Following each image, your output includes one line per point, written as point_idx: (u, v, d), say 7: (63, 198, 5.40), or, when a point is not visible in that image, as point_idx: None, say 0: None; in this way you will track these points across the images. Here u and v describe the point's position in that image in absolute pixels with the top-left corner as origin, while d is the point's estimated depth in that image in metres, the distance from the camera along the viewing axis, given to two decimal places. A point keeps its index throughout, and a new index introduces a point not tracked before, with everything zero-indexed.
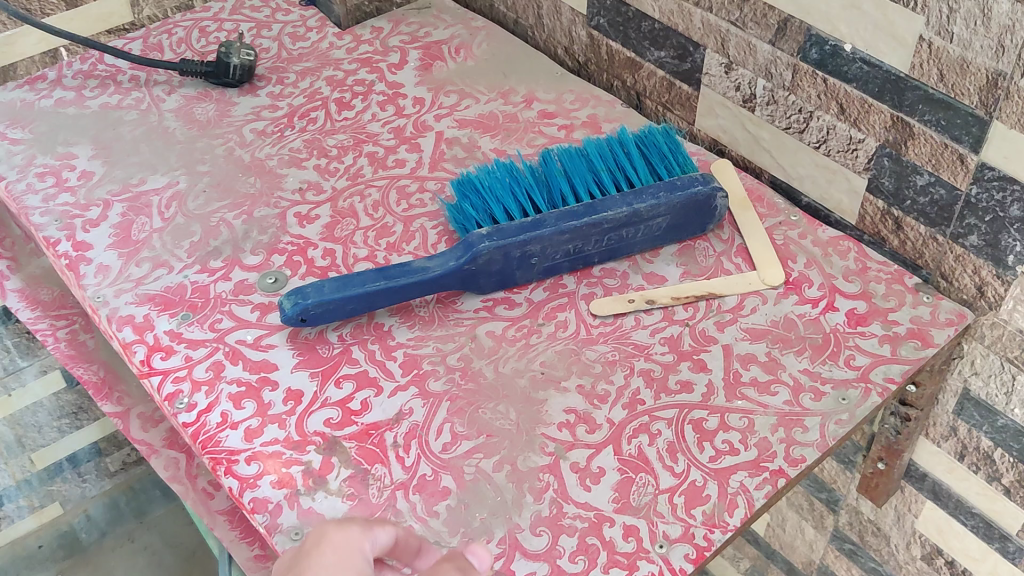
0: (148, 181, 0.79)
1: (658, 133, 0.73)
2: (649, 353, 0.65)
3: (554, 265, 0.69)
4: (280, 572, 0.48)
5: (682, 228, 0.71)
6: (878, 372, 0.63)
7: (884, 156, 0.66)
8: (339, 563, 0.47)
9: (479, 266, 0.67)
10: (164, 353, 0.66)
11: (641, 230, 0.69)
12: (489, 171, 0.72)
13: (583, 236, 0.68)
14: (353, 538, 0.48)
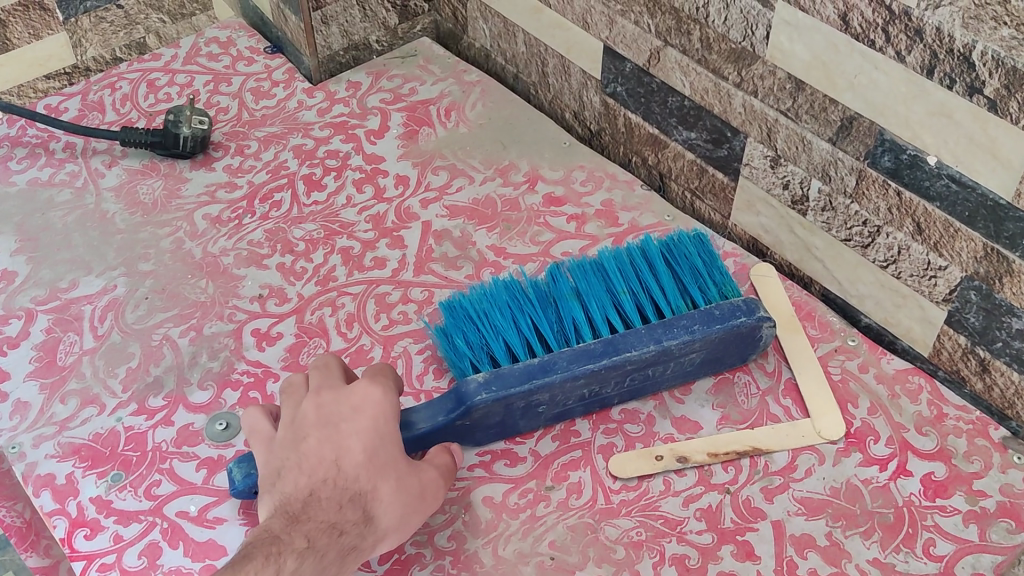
0: (80, 285, 0.67)
1: (690, 242, 0.63)
2: (682, 532, 0.53)
3: (565, 410, 0.57)
4: (323, 412, 0.53)
5: (721, 360, 0.58)
6: (965, 565, 0.51)
7: (971, 290, 0.54)
8: (388, 430, 0.52)
9: (474, 420, 0.55)
10: (88, 530, 0.54)
11: (672, 366, 0.57)
12: (487, 294, 0.61)
13: (601, 379, 0.55)
14: (393, 402, 0.53)
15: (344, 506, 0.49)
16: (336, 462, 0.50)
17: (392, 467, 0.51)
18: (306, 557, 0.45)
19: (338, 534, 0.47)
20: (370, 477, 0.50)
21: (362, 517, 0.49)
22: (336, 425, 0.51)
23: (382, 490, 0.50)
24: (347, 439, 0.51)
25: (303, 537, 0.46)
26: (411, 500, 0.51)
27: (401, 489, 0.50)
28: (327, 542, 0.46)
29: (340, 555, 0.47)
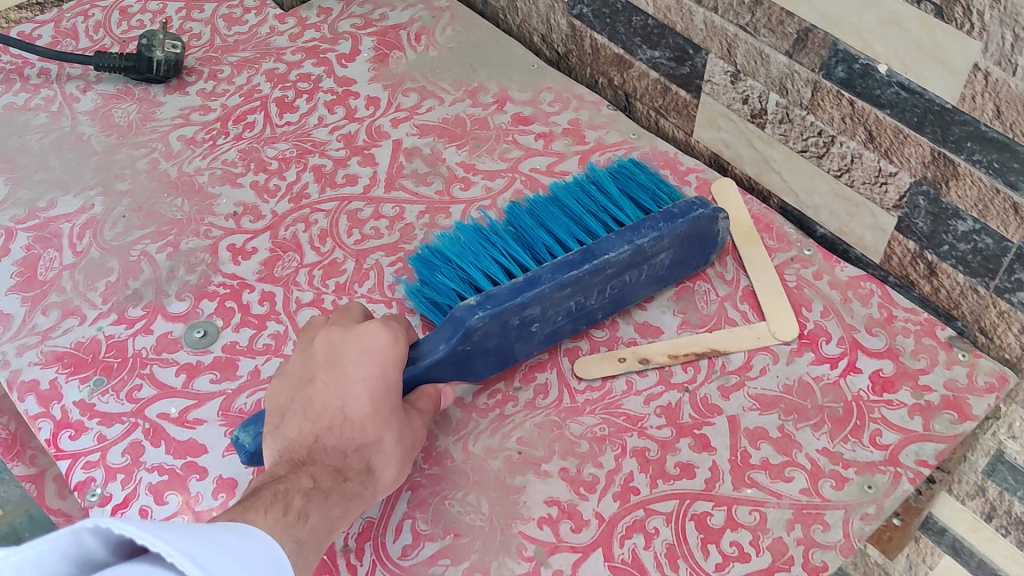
0: (58, 204, 0.68)
1: (630, 164, 0.66)
2: (643, 427, 0.56)
3: (557, 330, 0.58)
4: (328, 354, 0.52)
5: (687, 262, 0.61)
6: (909, 453, 0.54)
7: (919, 194, 0.56)
8: (394, 378, 0.52)
9: (473, 347, 0.54)
10: (73, 430, 0.56)
11: (648, 272, 0.59)
12: (455, 239, 0.62)
13: (585, 288, 0.56)
14: (402, 350, 0.53)
15: (347, 455, 0.49)
16: (343, 409, 0.50)
17: (398, 417, 0.51)
18: (311, 499, 0.47)
19: (343, 479, 0.49)
20: (377, 427, 0.50)
21: (364, 467, 0.50)
22: (343, 369, 0.51)
23: (387, 442, 0.50)
24: (353, 385, 0.51)
25: (308, 480, 0.48)
26: (412, 447, 0.52)
27: (404, 440, 0.51)
28: (329, 487, 0.48)
29: (343, 500, 0.48)
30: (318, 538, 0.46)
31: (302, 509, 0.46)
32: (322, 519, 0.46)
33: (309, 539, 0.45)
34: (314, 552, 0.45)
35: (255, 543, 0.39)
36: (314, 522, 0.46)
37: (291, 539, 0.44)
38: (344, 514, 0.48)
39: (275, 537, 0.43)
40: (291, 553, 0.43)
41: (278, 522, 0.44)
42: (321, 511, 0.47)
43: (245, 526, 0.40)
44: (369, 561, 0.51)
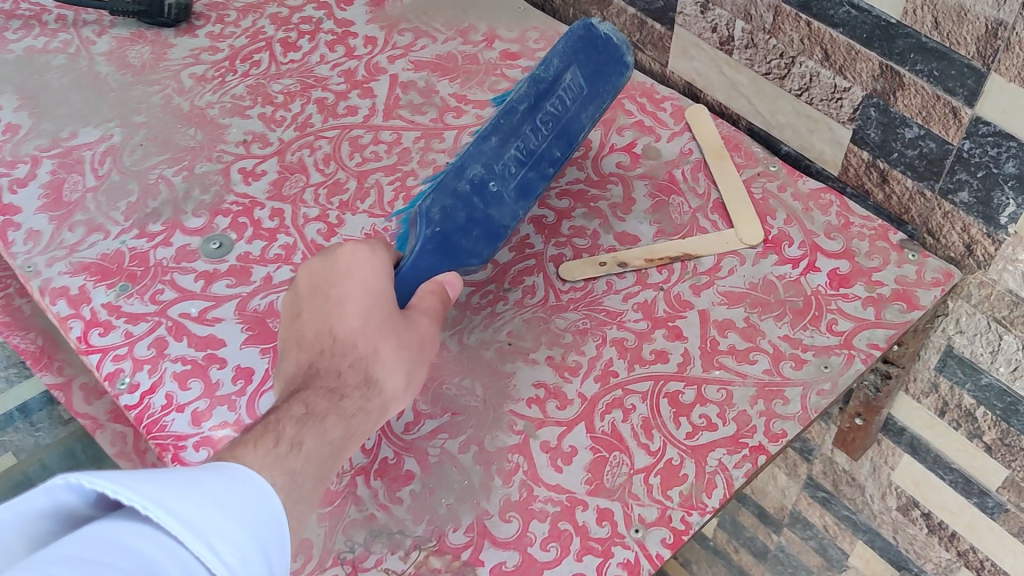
0: (80, 135, 0.73)
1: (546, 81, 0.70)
2: (622, 321, 0.62)
3: (521, 180, 0.63)
4: (311, 282, 0.55)
5: (602, 74, 0.64)
6: (862, 337, 0.60)
7: (871, 107, 0.61)
8: (378, 289, 0.54)
9: (447, 224, 0.60)
10: (102, 328, 0.61)
11: (568, 94, 0.64)
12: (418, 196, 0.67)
13: (512, 133, 0.63)
14: (383, 271, 0.56)
15: (343, 371, 0.51)
16: (332, 331, 0.53)
17: (389, 325, 0.53)
18: (304, 425, 0.47)
19: (339, 399, 0.50)
20: (367, 339, 0.52)
21: (363, 377, 0.51)
22: (326, 294, 0.54)
23: (381, 348, 0.52)
24: (340, 307, 0.53)
25: (302, 406, 0.48)
26: (412, 352, 0.54)
27: (399, 347, 0.53)
28: (326, 408, 0.49)
29: (341, 420, 0.49)
30: (317, 462, 0.46)
31: (295, 438, 0.46)
32: (318, 445, 0.47)
33: (303, 468, 0.45)
34: (312, 475, 0.46)
35: (235, 482, 0.39)
36: (309, 449, 0.46)
37: (283, 470, 0.44)
38: (345, 434, 0.49)
39: (267, 474, 0.43)
40: (283, 485, 0.43)
41: (268, 455, 0.44)
42: (314, 437, 0.47)
43: (223, 464, 0.40)
44: (376, 436, 0.58)
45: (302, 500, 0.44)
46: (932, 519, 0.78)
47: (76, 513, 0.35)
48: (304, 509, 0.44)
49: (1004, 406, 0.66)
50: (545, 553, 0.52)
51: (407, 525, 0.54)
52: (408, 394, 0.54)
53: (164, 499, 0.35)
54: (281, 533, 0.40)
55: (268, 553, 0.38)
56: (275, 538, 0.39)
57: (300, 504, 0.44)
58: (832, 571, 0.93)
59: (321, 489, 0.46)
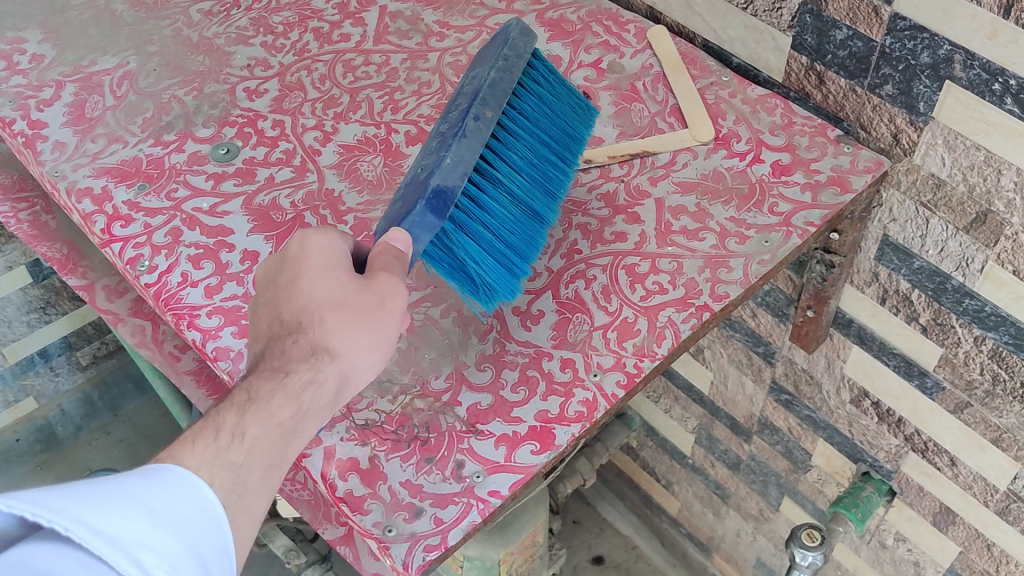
0: (98, 62, 0.81)
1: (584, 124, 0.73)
2: (586, 209, 0.69)
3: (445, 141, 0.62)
4: (267, 273, 0.53)
5: (487, 53, 0.67)
6: (800, 217, 0.67)
7: (806, 13, 0.69)
8: (326, 264, 0.51)
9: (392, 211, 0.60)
10: (124, 221, 0.69)
11: (470, 85, 0.66)
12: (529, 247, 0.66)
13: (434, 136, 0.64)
14: (335, 243, 0.52)
15: (288, 349, 0.49)
16: (281, 316, 0.51)
17: (336, 295, 0.50)
18: (246, 412, 0.45)
19: (282, 378, 0.47)
20: (312, 313, 0.50)
21: (312, 351, 0.49)
22: (275, 282, 0.52)
23: (325, 319, 0.49)
24: (289, 289, 0.51)
25: (244, 392, 0.47)
26: (366, 316, 0.50)
27: (350, 315, 0.50)
28: (269, 390, 0.47)
29: (291, 399, 0.47)
30: (263, 450, 0.45)
31: (236, 428, 0.44)
32: (264, 433, 0.45)
33: (247, 459, 0.44)
34: (257, 464, 0.44)
35: (171, 486, 0.40)
36: (254, 437, 0.45)
37: (226, 465, 0.43)
38: (297, 413, 0.47)
39: (205, 473, 0.42)
40: (223, 481, 0.43)
41: (207, 451, 0.43)
42: (258, 422, 0.45)
43: (161, 466, 0.41)
44: None
45: (246, 492, 0.43)
46: (880, 407, 0.85)
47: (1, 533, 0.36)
48: (256, 498, 0.44)
49: (935, 286, 0.73)
50: (515, 395, 0.59)
51: (395, 374, 0.61)
52: (376, 359, 0.51)
53: (88, 518, 0.36)
54: (223, 534, 0.41)
55: (201, 556, 0.40)
56: (214, 539, 0.41)
57: (250, 495, 0.44)
58: (799, 473, 1.01)
59: (275, 475, 0.45)
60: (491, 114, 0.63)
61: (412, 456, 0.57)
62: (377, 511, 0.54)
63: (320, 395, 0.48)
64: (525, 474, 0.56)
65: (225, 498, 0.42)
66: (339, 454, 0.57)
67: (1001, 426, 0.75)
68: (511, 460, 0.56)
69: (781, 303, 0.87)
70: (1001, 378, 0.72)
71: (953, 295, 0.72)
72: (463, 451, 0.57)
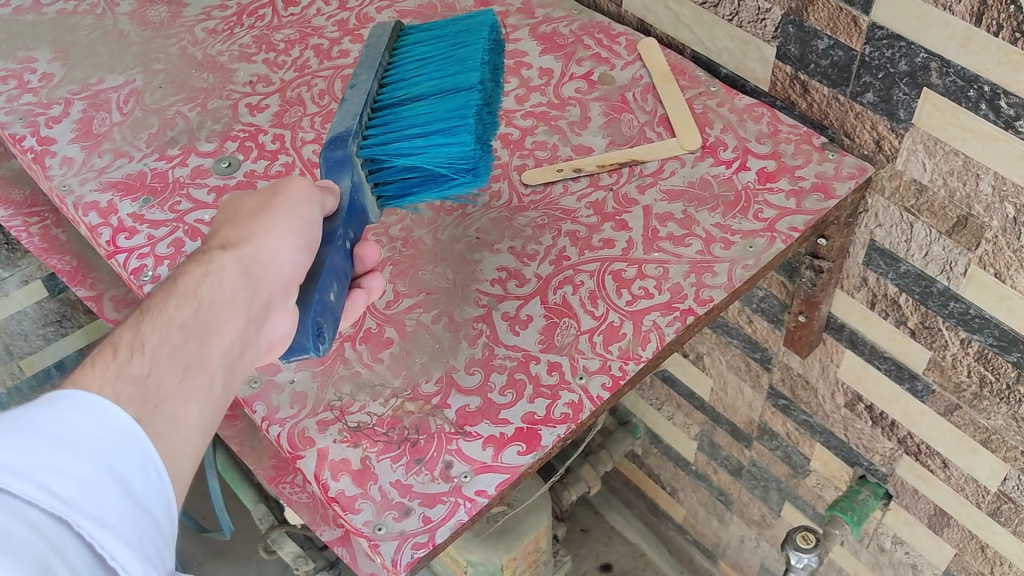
0: (106, 80, 0.83)
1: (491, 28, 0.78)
2: (575, 217, 0.71)
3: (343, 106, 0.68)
4: None
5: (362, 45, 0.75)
6: (784, 222, 0.68)
7: (789, 23, 0.71)
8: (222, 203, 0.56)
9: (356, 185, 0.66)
10: (128, 233, 0.71)
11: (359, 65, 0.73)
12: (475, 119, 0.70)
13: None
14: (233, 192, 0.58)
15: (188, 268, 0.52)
16: None
17: (230, 216, 0.55)
18: (140, 318, 0.47)
19: (174, 286, 0.49)
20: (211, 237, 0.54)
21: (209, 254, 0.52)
22: None
23: (224, 230, 0.54)
24: None
25: (139, 312, 0.48)
26: (263, 206, 0.54)
27: (245, 216, 0.54)
28: (164, 297, 0.48)
29: (188, 300, 0.48)
30: (168, 353, 0.46)
31: (133, 341, 0.45)
32: (165, 339, 0.46)
33: (153, 366, 0.45)
34: (167, 370, 0.45)
35: (75, 410, 0.41)
36: (154, 346, 0.46)
37: (130, 380, 0.44)
38: (202, 309, 0.48)
39: (109, 392, 0.43)
40: (132, 395, 0.43)
41: (109, 370, 0.44)
42: (154, 324, 0.47)
43: (66, 391, 0.41)
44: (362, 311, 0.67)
45: (163, 399, 0.44)
46: (874, 411, 0.86)
47: None
48: (174, 405, 0.45)
49: (922, 290, 0.74)
50: (502, 397, 0.61)
51: (387, 379, 0.63)
52: (286, 239, 0.53)
53: None
54: (143, 445, 0.42)
55: (119, 467, 0.40)
56: (133, 450, 0.41)
57: (167, 404, 0.44)
58: (798, 478, 1.02)
59: (194, 377, 0.46)
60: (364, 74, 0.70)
61: (402, 457, 0.59)
62: (368, 511, 0.56)
63: (223, 283, 0.50)
64: (512, 475, 0.57)
65: (139, 411, 0.43)
66: (332, 455, 0.59)
67: (990, 428, 0.76)
68: (498, 461, 0.58)
69: (775, 309, 0.88)
70: (988, 380, 0.73)
71: (939, 299, 0.73)
72: (451, 452, 0.59)
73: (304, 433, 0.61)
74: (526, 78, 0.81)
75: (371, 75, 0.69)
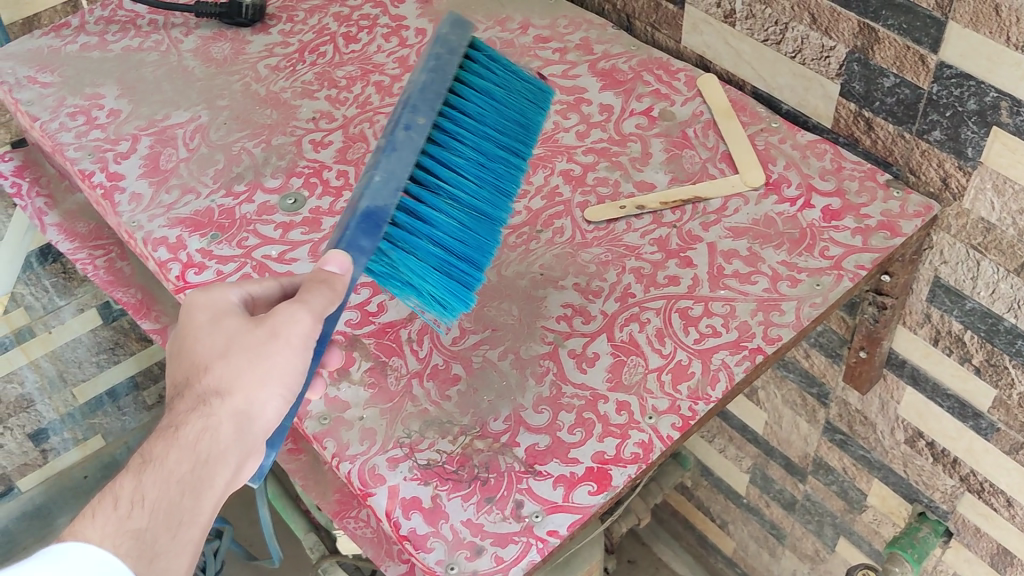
0: (172, 117, 0.85)
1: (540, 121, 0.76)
2: (640, 253, 0.71)
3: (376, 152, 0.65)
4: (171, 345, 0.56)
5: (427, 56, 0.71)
6: (851, 260, 0.68)
7: (854, 61, 0.71)
8: (211, 318, 0.54)
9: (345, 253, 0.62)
10: (197, 268, 0.72)
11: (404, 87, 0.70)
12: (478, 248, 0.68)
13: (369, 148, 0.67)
14: (217, 296, 0.55)
15: (176, 405, 0.52)
16: (176, 379, 0.54)
17: (220, 345, 0.53)
18: (141, 475, 0.49)
19: (173, 434, 0.51)
20: (202, 362, 0.53)
21: (201, 398, 0.52)
22: (173, 349, 0.55)
23: (218, 365, 0.52)
24: (180, 355, 0.54)
25: (139, 456, 0.50)
26: (261, 349, 0.52)
27: (242, 353, 0.52)
28: (162, 449, 0.50)
29: (187, 453, 0.50)
30: (165, 510, 0.49)
31: (134, 495, 0.49)
32: (163, 494, 0.49)
33: (151, 522, 0.48)
34: (162, 524, 0.49)
35: (75, 566, 0.46)
36: (152, 501, 0.49)
37: (129, 533, 0.48)
38: (197, 464, 0.51)
39: (109, 545, 0.47)
40: (129, 549, 0.47)
41: (109, 523, 0.47)
42: (155, 483, 0.49)
43: (66, 545, 0.46)
44: (428, 347, 0.68)
45: (159, 554, 0.48)
46: (935, 448, 0.85)
47: None
48: (170, 557, 0.49)
49: (988, 327, 0.73)
50: (572, 436, 0.61)
51: (455, 417, 0.63)
52: (275, 391, 0.52)
53: None
54: None
55: None
56: None
57: (163, 556, 0.49)
58: (854, 513, 1.01)
59: (186, 531, 0.50)
60: (421, 122, 0.67)
61: (473, 495, 0.59)
62: (440, 550, 0.57)
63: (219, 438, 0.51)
64: (583, 515, 0.57)
65: (136, 564, 0.47)
66: (403, 493, 0.60)
67: None
68: (569, 500, 0.58)
69: (833, 344, 0.88)
70: None
71: (1006, 337, 0.72)
72: (522, 492, 0.59)
73: (374, 470, 0.61)
74: (586, 115, 0.82)
75: (428, 125, 0.66)
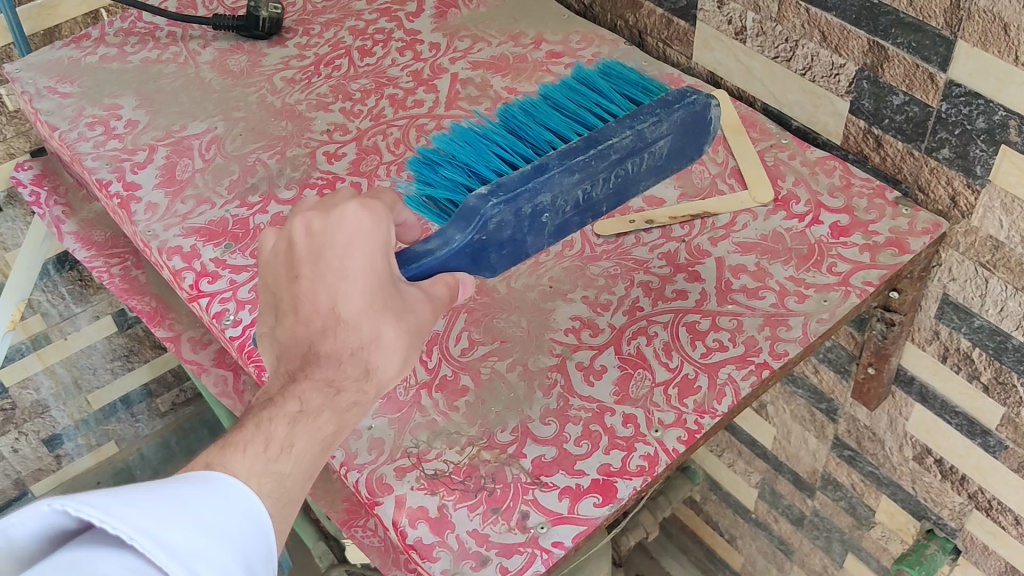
0: (188, 128, 0.86)
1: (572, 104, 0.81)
2: (648, 268, 0.71)
3: (566, 223, 0.67)
4: (318, 245, 0.52)
5: (683, 152, 0.72)
6: (858, 277, 0.68)
7: (863, 79, 0.71)
8: (380, 269, 0.53)
9: (489, 234, 0.63)
10: (211, 277, 0.73)
11: (650, 159, 0.69)
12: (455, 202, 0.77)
13: (592, 176, 0.65)
14: (383, 231, 0.54)
15: (344, 360, 0.52)
16: (333, 309, 0.52)
17: (387, 307, 0.53)
18: (297, 423, 0.50)
19: (332, 393, 0.51)
20: (371, 324, 0.52)
21: (364, 368, 0.52)
22: (325, 260, 0.52)
23: (389, 335, 0.53)
24: (339, 281, 0.52)
25: (294, 402, 0.51)
26: (414, 336, 0.54)
27: (406, 331, 0.54)
28: (320, 404, 0.51)
29: (336, 414, 0.51)
30: (307, 463, 0.50)
31: (285, 441, 0.49)
32: (307, 447, 0.50)
33: (293, 470, 0.49)
34: (301, 476, 0.49)
35: (221, 495, 0.44)
36: (300, 450, 0.49)
37: (271, 475, 0.47)
38: (342, 425, 0.52)
39: (253, 483, 0.47)
40: (270, 489, 0.47)
41: (257, 460, 0.48)
42: (307, 436, 0.50)
43: (212, 474, 0.45)
44: (437, 358, 0.68)
45: (292, 500, 0.48)
46: (943, 465, 0.85)
47: (65, 529, 0.41)
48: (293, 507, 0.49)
49: (996, 345, 0.73)
50: (578, 448, 0.61)
51: (463, 427, 0.64)
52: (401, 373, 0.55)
53: (148, 525, 0.40)
54: (265, 537, 0.45)
55: (249, 559, 0.44)
56: (260, 544, 0.45)
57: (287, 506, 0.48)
58: (862, 530, 1.01)
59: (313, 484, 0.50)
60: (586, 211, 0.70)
61: (479, 506, 0.59)
62: (445, 559, 0.57)
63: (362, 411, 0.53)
64: (588, 527, 0.58)
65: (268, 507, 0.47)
66: (410, 502, 0.60)
67: None
68: (574, 512, 0.58)
69: (842, 359, 0.88)
70: None
71: (1014, 355, 0.72)
72: (528, 502, 0.59)
73: (382, 480, 0.61)
74: None
75: None
